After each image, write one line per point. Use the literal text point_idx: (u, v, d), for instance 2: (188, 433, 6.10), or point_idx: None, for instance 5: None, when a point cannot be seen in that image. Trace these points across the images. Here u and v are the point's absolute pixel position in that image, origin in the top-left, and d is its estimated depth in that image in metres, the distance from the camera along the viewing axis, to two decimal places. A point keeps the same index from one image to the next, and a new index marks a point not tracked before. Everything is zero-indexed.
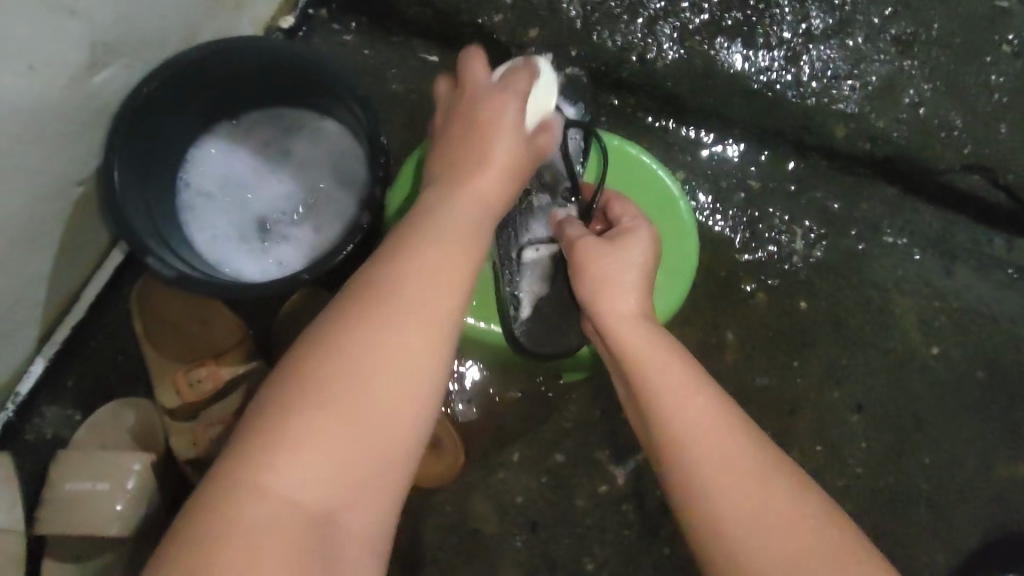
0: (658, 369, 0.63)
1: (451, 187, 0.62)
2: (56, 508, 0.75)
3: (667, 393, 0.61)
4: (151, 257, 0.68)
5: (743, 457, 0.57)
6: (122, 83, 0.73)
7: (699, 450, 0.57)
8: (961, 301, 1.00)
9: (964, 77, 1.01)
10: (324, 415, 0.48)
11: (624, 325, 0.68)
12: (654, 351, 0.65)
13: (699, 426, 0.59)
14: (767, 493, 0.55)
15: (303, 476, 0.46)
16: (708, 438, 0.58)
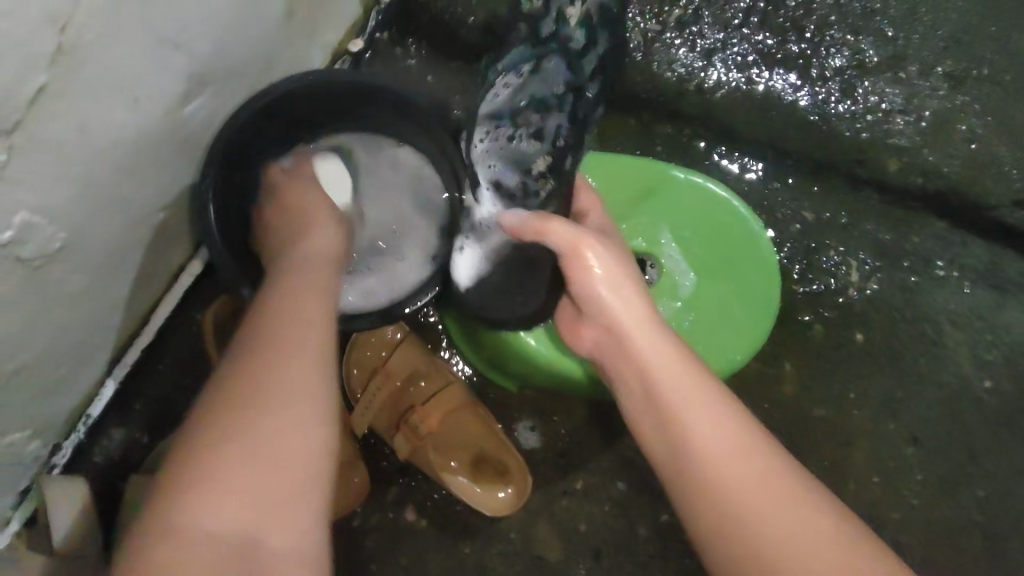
0: (677, 393, 0.62)
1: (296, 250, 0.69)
2: (136, 528, 0.76)
3: (692, 421, 0.60)
4: (245, 290, 0.73)
5: (770, 483, 0.56)
6: (209, 111, 0.73)
7: (725, 477, 0.57)
8: (1011, 335, 1.02)
9: (1010, 114, 1.06)
10: (249, 410, 0.51)
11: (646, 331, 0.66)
12: (669, 365, 0.64)
13: (726, 453, 0.58)
14: (804, 513, 0.55)
15: (232, 488, 0.48)
16: (735, 466, 0.57)
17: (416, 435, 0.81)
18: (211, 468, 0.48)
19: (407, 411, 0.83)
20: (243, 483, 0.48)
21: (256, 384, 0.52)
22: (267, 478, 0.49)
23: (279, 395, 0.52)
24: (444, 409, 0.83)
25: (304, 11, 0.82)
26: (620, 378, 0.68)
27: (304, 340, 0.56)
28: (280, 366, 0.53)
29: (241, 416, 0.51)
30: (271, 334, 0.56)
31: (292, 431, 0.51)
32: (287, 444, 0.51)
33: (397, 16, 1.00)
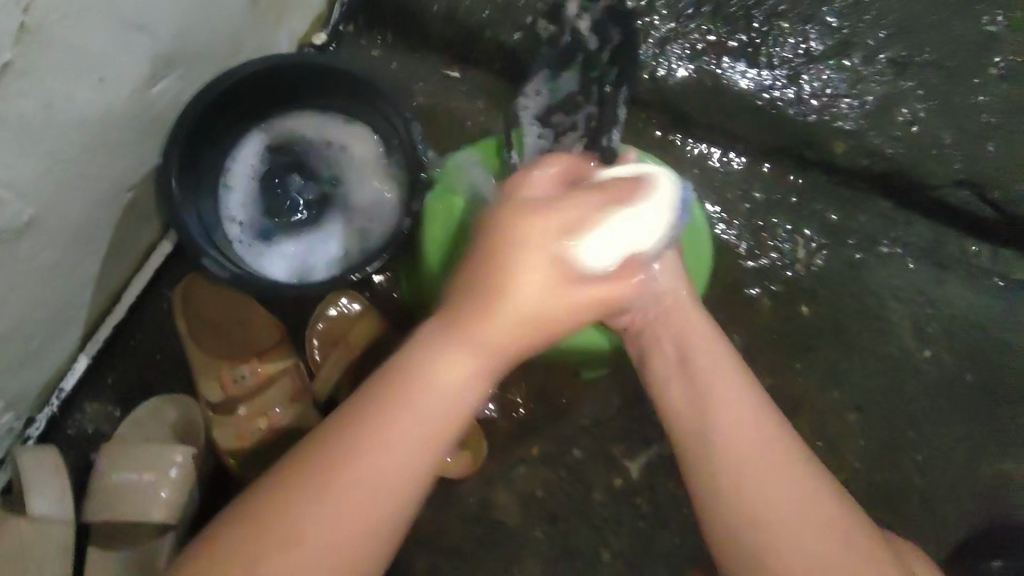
0: (716, 378, 0.67)
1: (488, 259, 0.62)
2: (104, 497, 0.78)
3: (718, 394, 0.66)
4: (206, 257, 0.72)
5: (783, 458, 0.62)
6: (175, 94, 0.77)
7: (743, 447, 0.63)
8: (950, 309, 1.06)
9: (951, 97, 1.11)
10: (354, 448, 0.55)
11: (683, 310, 0.73)
12: (702, 341, 0.70)
13: (745, 427, 0.64)
14: (814, 500, 0.60)
15: (332, 520, 0.53)
16: (750, 437, 0.63)
17: None
18: (303, 504, 0.53)
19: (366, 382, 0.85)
20: (348, 498, 0.54)
21: (404, 399, 0.57)
22: (367, 492, 0.54)
23: (422, 415, 0.57)
24: None
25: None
26: (654, 337, 0.73)
27: (434, 386, 0.58)
28: (434, 393, 0.58)
29: (334, 460, 0.55)
30: (433, 363, 0.59)
31: (403, 453, 0.56)
32: (392, 463, 0.55)
33: (360, 5, 1.03)
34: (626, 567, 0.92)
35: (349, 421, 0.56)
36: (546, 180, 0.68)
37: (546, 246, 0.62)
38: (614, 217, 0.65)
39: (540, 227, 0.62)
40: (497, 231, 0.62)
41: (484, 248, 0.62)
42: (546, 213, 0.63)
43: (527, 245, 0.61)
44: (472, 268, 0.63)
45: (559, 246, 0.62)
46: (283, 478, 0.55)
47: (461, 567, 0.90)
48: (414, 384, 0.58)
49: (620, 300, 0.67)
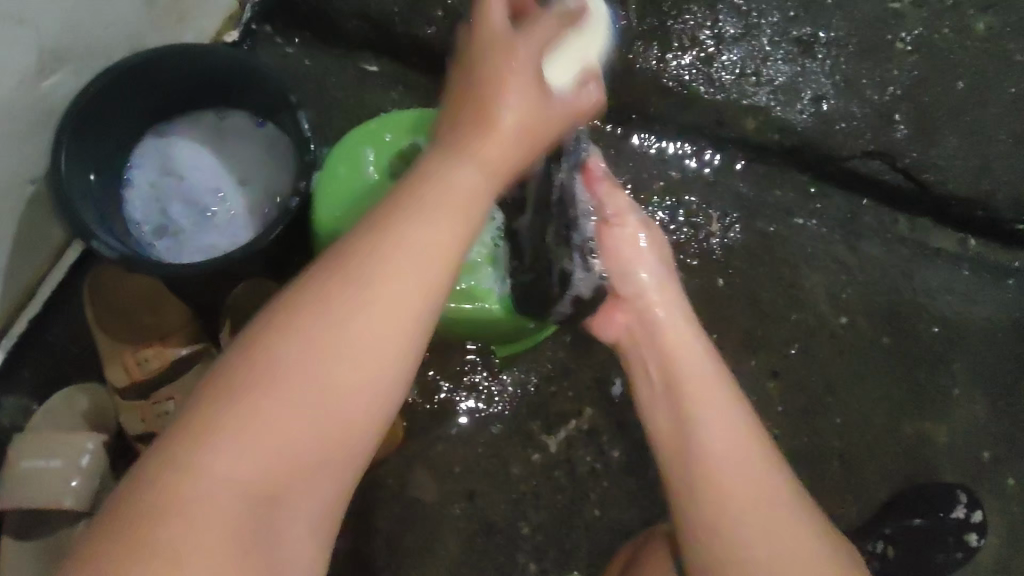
0: (708, 391, 0.71)
1: (466, 119, 0.65)
2: (11, 485, 0.79)
3: (700, 415, 0.70)
4: (95, 241, 0.75)
5: (758, 483, 0.66)
6: (70, 87, 0.80)
7: (711, 472, 0.67)
8: (866, 275, 1.09)
9: (858, 72, 1.10)
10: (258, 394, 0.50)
11: (663, 325, 0.79)
12: (699, 370, 0.73)
13: (722, 447, 0.67)
14: (784, 518, 0.64)
15: (231, 479, 0.49)
16: (730, 459, 0.67)
17: None
18: (209, 455, 0.49)
19: None
20: (275, 422, 0.50)
21: (342, 326, 0.53)
22: (315, 417, 0.51)
23: (391, 298, 0.54)
24: None
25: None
26: (640, 351, 0.78)
27: (365, 314, 0.53)
28: (418, 240, 0.56)
29: (238, 418, 0.50)
30: (400, 228, 0.56)
31: (357, 368, 0.53)
32: (338, 377, 0.52)
33: (277, 8, 1.05)
34: (546, 540, 0.93)
35: (303, 295, 0.54)
36: (502, 11, 0.67)
37: (512, 96, 0.65)
38: (575, 40, 0.74)
39: (512, 80, 0.65)
40: (474, 96, 0.66)
41: (464, 83, 0.67)
42: (496, 94, 0.65)
43: (463, 165, 0.62)
44: (461, 107, 0.66)
45: (520, 112, 0.65)
46: (229, 386, 0.51)
47: (380, 545, 0.91)
48: (382, 250, 0.55)
49: (540, 135, 0.68)
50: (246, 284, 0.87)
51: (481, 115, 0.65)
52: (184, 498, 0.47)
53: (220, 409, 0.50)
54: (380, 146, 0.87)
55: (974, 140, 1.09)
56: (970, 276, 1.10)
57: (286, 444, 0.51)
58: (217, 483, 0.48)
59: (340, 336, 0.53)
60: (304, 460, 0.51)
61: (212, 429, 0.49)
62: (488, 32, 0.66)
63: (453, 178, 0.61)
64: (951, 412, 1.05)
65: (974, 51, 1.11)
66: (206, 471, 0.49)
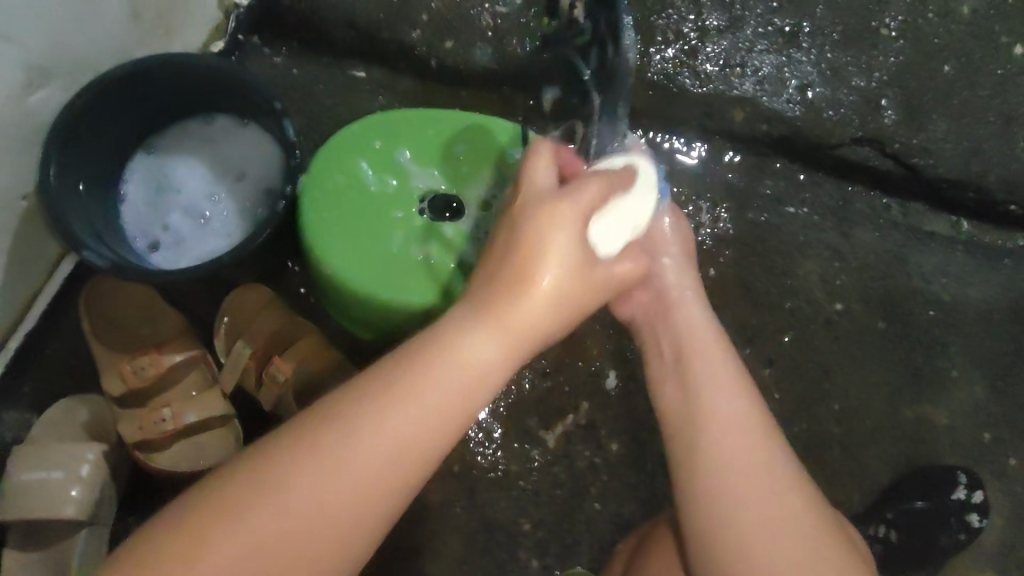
0: (721, 400, 0.69)
1: (502, 268, 0.60)
2: (11, 497, 0.79)
3: (712, 405, 0.69)
4: (85, 250, 0.76)
5: (762, 478, 0.65)
6: (57, 103, 0.82)
7: (722, 458, 0.66)
8: (858, 260, 1.09)
9: (844, 59, 1.09)
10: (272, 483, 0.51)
11: (687, 311, 0.77)
12: (710, 351, 0.73)
13: (727, 430, 0.67)
14: (795, 534, 0.63)
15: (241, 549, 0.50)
16: (735, 442, 0.67)
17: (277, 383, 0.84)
18: (222, 530, 0.50)
19: (269, 364, 0.86)
20: (301, 509, 0.51)
21: (363, 428, 0.54)
22: (322, 509, 0.52)
23: (413, 424, 0.55)
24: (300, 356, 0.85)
25: (153, 12, 0.90)
26: (655, 334, 0.78)
27: (379, 428, 0.54)
28: (445, 381, 0.56)
29: (242, 499, 0.51)
30: (416, 370, 0.56)
31: (370, 477, 0.53)
32: (352, 484, 0.52)
33: (262, 18, 1.06)
34: (547, 536, 0.93)
35: (323, 410, 0.55)
36: (547, 176, 0.66)
37: (557, 254, 0.60)
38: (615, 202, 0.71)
39: (557, 239, 0.61)
40: (510, 250, 0.61)
41: (505, 241, 0.62)
42: (543, 241, 0.60)
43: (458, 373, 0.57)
44: (502, 243, 0.62)
45: (563, 274, 0.60)
46: (270, 459, 0.53)
47: (383, 545, 0.91)
48: (395, 380, 0.56)
49: (574, 306, 0.62)
50: (241, 291, 0.89)
51: (511, 286, 0.59)
52: (196, 563, 0.49)
53: (234, 495, 0.51)
54: (371, 155, 0.89)
55: (963, 123, 1.08)
56: (964, 259, 1.10)
57: (295, 518, 0.51)
58: (224, 562, 0.49)
59: (342, 428, 0.53)
60: (326, 527, 0.52)
61: (248, 493, 0.51)
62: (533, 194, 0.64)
63: (445, 399, 0.56)
64: (949, 394, 1.04)
65: (960, 35, 1.09)
66: (226, 551, 0.49)
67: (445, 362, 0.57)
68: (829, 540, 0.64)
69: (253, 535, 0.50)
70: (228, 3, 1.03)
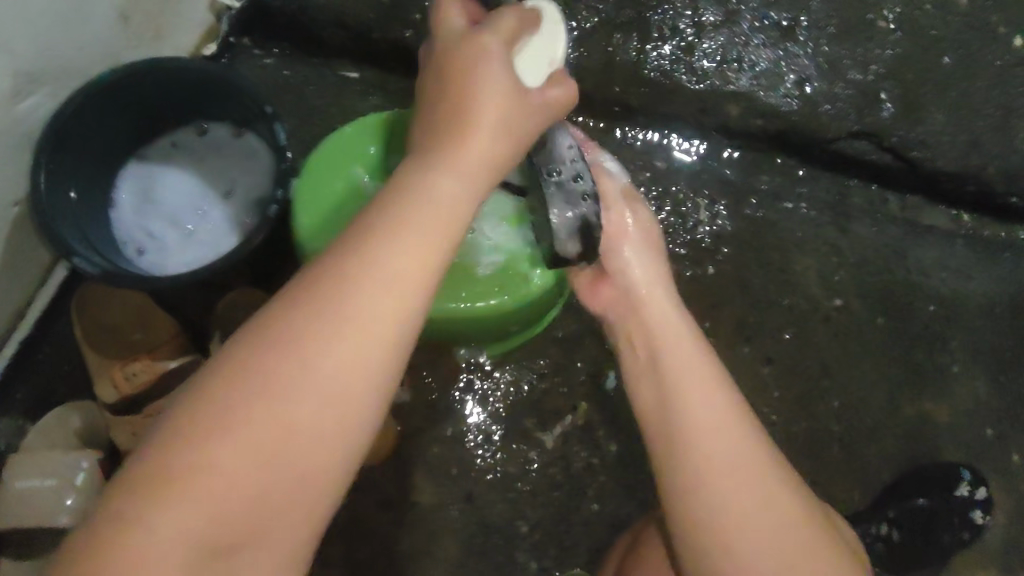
0: (701, 398, 0.67)
1: (434, 127, 0.58)
2: (7, 506, 0.79)
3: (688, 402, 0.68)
4: (76, 257, 0.76)
5: (748, 459, 0.65)
6: (47, 110, 0.81)
7: (706, 453, 0.65)
8: (858, 256, 1.08)
9: (840, 52, 1.07)
10: (219, 426, 0.47)
11: (655, 306, 0.77)
12: (680, 344, 0.72)
13: (707, 422, 0.66)
14: (782, 532, 0.62)
15: (195, 497, 0.46)
16: (718, 436, 0.65)
17: None
18: (166, 479, 0.46)
19: None
20: (251, 441, 0.47)
21: (318, 331, 0.49)
22: (285, 447, 0.48)
23: (370, 312, 0.50)
24: None
25: (143, 16, 0.89)
26: (627, 337, 0.77)
27: (323, 353, 0.49)
28: (393, 279, 0.51)
29: (182, 452, 0.47)
30: (353, 261, 0.51)
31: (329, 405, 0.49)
32: (317, 408, 0.49)
33: (253, 20, 1.05)
34: (545, 538, 0.92)
35: (258, 338, 0.50)
36: (496, 61, 0.60)
37: (484, 117, 0.58)
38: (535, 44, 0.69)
39: (482, 90, 0.59)
40: (440, 79, 0.60)
41: (438, 80, 0.60)
42: (473, 125, 0.58)
43: (395, 244, 0.52)
44: (434, 104, 0.60)
45: (488, 139, 0.58)
46: (225, 405, 0.48)
47: (380, 549, 0.91)
48: (338, 277, 0.50)
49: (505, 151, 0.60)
50: (236, 295, 0.88)
51: (443, 143, 0.57)
52: (161, 509, 0.46)
53: (178, 439, 0.47)
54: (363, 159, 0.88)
55: (962, 115, 1.07)
56: (964, 253, 1.09)
57: (254, 452, 0.47)
58: (194, 511, 0.46)
59: (294, 337, 0.49)
60: (287, 455, 0.48)
61: (212, 425, 0.47)
62: (450, 49, 0.61)
63: (374, 258, 0.51)
64: (951, 390, 1.03)
65: (957, 26, 1.08)
66: (177, 502, 0.46)
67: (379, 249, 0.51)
68: (812, 523, 0.64)
69: (204, 482, 0.46)
70: (219, 6, 1.02)
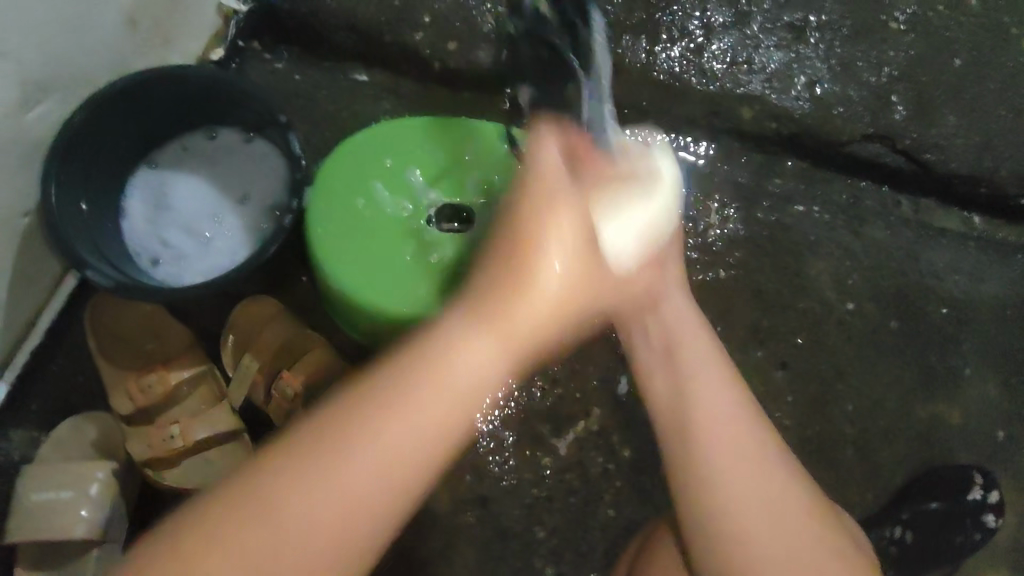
0: (714, 399, 0.67)
1: (497, 262, 0.62)
2: (23, 519, 0.79)
3: (707, 403, 0.67)
4: (90, 270, 0.75)
5: (751, 467, 0.65)
6: (57, 117, 0.80)
7: (717, 453, 0.65)
8: (871, 258, 1.07)
9: (852, 54, 1.07)
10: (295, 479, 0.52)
11: (669, 295, 0.74)
12: (699, 348, 0.71)
13: (727, 425, 0.66)
14: (799, 534, 0.63)
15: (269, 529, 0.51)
16: (734, 444, 0.65)
17: (287, 398, 0.83)
18: (250, 508, 0.51)
19: (277, 379, 0.84)
20: (322, 495, 0.52)
21: (385, 420, 0.55)
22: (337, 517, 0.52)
23: (440, 393, 0.56)
24: (309, 370, 0.84)
25: (152, 21, 0.88)
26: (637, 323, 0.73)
27: (396, 422, 0.55)
28: (444, 385, 0.56)
29: (248, 514, 0.51)
30: (436, 355, 0.57)
31: (375, 475, 0.54)
32: (365, 476, 0.53)
33: (260, 23, 1.04)
34: (562, 544, 0.92)
35: (340, 419, 0.55)
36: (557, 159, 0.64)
37: (562, 237, 0.61)
38: (632, 206, 0.65)
39: (559, 220, 0.61)
40: (530, 213, 0.62)
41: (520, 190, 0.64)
42: (541, 238, 0.61)
43: (458, 365, 0.57)
44: (507, 221, 0.64)
45: (555, 286, 0.61)
46: (292, 451, 0.54)
47: (396, 557, 0.91)
48: (416, 373, 0.56)
49: (579, 306, 0.62)
50: (250, 304, 0.88)
51: (512, 280, 0.60)
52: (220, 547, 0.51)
53: (260, 482, 0.53)
54: (378, 169, 0.87)
55: (975, 117, 1.06)
56: (976, 255, 1.09)
57: (318, 496, 0.52)
58: (256, 527, 0.51)
59: (369, 415, 0.55)
60: (350, 507, 0.53)
61: (284, 482, 0.52)
62: (544, 172, 0.63)
63: (445, 382, 0.57)
64: (964, 393, 1.04)
65: (971, 27, 1.07)
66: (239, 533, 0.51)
67: (450, 362, 0.57)
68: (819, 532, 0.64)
69: (269, 514, 0.51)
70: (227, 9, 1.01)
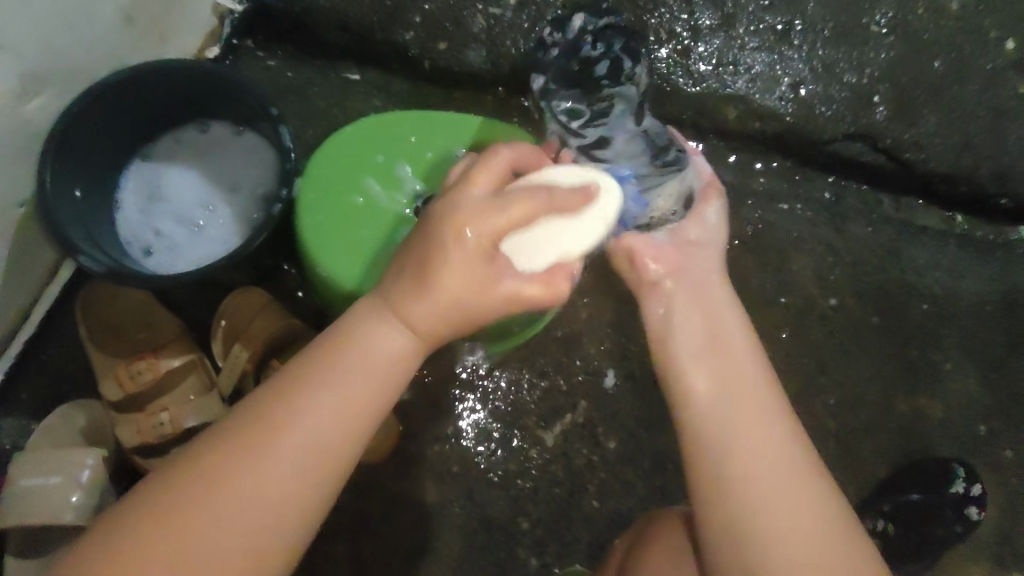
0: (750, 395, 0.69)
1: (415, 252, 0.62)
2: (11, 505, 0.79)
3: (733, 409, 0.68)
4: (81, 256, 0.76)
5: (784, 461, 0.65)
6: (52, 109, 0.82)
7: (745, 440, 0.66)
8: (853, 255, 1.09)
9: (835, 55, 1.08)
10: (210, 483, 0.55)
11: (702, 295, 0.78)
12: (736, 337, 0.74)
13: (746, 429, 0.66)
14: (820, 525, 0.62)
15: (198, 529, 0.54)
16: (764, 437, 0.66)
17: None
18: (177, 504, 0.55)
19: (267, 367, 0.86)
20: (249, 488, 0.56)
21: (290, 421, 0.58)
22: (272, 502, 0.56)
23: (344, 390, 0.60)
24: None
25: (148, 18, 0.90)
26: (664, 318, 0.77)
27: (309, 411, 0.58)
28: (352, 371, 0.60)
29: (171, 520, 0.54)
30: (345, 347, 0.61)
31: (308, 455, 0.58)
32: (286, 470, 0.57)
33: (255, 21, 1.06)
34: (547, 534, 0.93)
35: (256, 420, 0.58)
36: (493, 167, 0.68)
37: (495, 224, 0.62)
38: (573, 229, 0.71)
39: (486, 221, 0.62)
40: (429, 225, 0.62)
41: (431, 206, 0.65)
42: (456, 236, 0.61)
43: (381, 344, 0.61)
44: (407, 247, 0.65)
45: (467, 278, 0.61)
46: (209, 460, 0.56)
47: (382, 545, 0.92)
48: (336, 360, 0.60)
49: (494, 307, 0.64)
50: (239, 295, 0.89)
51: (420, 278, 0.61)
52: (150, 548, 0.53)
53: (178, 493, 0.55)
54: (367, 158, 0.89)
55: (955, 118, 1.08)
56: (957, 253, 1.11)
57: (234, 494, 0.55)
58: (186, 527, 0.54)
59: (280, 418, 0.58)
60: (279, 493, 0.56)
61: (203, 483, 0.55)
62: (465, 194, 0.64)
63: (350, 372, 0.60)
64: (944, 388, 1.05)
65: (950, 30, 1.08)
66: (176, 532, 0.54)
67: (359, 352, 0.61)
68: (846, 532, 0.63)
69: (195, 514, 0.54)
70: (221, 8, 1.02)
